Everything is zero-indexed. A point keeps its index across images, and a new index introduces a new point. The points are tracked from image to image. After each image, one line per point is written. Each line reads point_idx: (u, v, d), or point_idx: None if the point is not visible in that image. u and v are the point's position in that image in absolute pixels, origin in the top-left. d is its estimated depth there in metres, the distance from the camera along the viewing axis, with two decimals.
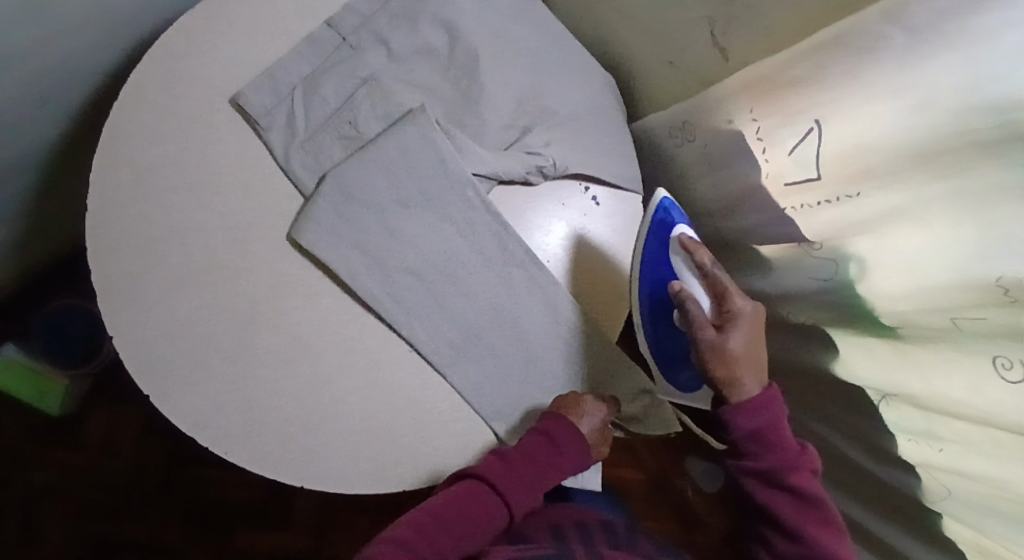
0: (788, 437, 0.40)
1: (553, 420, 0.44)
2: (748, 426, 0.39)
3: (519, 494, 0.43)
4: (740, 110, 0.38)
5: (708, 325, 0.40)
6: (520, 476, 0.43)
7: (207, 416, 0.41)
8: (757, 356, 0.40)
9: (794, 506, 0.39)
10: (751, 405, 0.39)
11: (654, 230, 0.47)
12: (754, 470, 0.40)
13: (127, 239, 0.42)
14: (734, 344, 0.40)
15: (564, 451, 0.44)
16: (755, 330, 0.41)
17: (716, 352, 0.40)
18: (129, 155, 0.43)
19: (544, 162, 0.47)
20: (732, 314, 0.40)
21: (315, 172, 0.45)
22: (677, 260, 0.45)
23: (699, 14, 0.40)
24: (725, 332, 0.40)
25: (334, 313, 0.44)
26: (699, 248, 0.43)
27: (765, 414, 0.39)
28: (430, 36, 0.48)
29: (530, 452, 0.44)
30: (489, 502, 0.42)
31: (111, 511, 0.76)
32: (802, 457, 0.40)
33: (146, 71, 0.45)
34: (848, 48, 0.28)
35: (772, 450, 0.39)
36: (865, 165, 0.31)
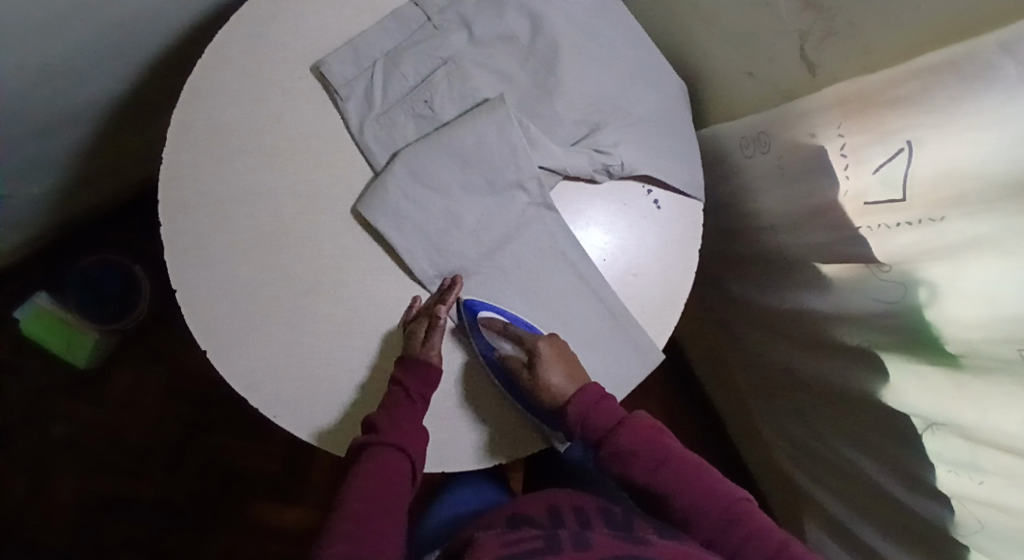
0: (616, 411, 0.46)
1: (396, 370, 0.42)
2: (583, 407, 0.45)
3: (419, 440, 0.42)
4: (828, 126, 0.39)
5: (522, 366, 0.45)
6: (407, 425, 0.41)
7: (259, 378, 0.42)
8: (570, 371, 0.46)
9: (648, 465, 0.45)
10: (574, 398, 0.45)
11: (471, 329, 0.45)
12: (610, 446, 0.45)
13: (196, 194, 0.43)
14: (549, 378, 0.44)
15: (412, 381, 0.41)
16: (560, 350, 0.46)
17: (540, 388, 0.44)
18: (207, 112, 0.44)
19: (614, 161, 0.47)
20: (532, 351, 0.45)
21: (389, 147, 0.45)
22: (490, 338, 0.45)
23: (791, 28, 0.40)
24: (535, 369, 0.44)
25: (393, 290, 0.45)
26: (496, 318, 0.45)
27: (585, 400, 0.45)
28: (514, 24, 0.48)
29: (399, 401, 0.41)
30: (391, 459, 0.41)
31: (123, 467, 0.76)
32: (631, 422, 0.46)
33: (231, 31, 0.45)
34: (961, 74, 0.29)
35: (604, 425, 0.46)
36: (958, 192, 0.31)
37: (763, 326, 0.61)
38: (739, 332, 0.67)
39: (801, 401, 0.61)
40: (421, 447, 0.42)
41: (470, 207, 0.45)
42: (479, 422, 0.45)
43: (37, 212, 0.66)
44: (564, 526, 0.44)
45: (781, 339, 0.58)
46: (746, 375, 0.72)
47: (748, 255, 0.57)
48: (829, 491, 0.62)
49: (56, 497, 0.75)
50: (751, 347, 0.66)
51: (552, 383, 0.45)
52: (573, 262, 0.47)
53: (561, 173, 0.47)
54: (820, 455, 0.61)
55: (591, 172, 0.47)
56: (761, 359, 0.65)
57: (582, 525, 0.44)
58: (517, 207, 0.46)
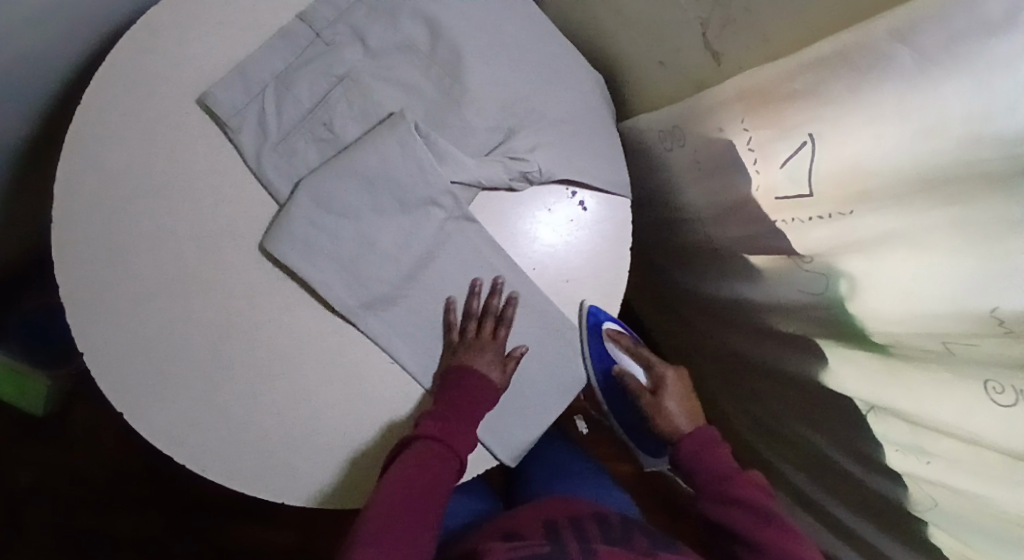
0: (728, 460, 0.49)
1: (456, 376, 0.44)
2: (693, 451, 0.50)
3: (469, 444, 0.43)
4: (733, 120, 0.37)
5: (646, 391, 0.54)
6: (458, 427, 0.42)
7: (182, 432, 0.41)
8: (688, 407, 0.54)
9: (749, 518, 0.45)
10: (688, 437, 0.51)
11: (590, 333, 0.48)
12: (716, 491, 0.47)
13: (93, 249, 0.41)
14: (667, 404, 0.53)
15: (480, 391, 0.44)
16: (681, 384, 0.55)
17: (659, 412, 0.53)
18: (93, 161, 0.41)
19: (531, 166, 0.45)
20: (660, 382, 0.55)
21: (291, 177, 0.43)
22: (606, 347, 0.51)
23: (691, 16, 0.38)
24: (659, 395, 0.54)
25: (311, 324, 0.43)
26: (622, 336, 0.52)
27: (695, 442, 0.50)
28: (411, 32, 0.46)
29: (460, 402, 0.43)
30: (439, 456, 0.41)
31: (99, 508, 0.76)
32: (744, 476, 0.48)
33: (108, 70, 0.42)
34: (852, 63, 0.27)
35: (717, 468, 0.48)
36: (863, 186, 0.30)
37: (710, 314, 0.59)
38: (689, 317, 0.66)
39: (755, 383, 0.60)
40: (468, 450, 0.43)
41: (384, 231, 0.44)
42: None
43: None
44: (565, 534, 0.45)
45: (725, 325, 0.57)
46: (703, 359, 0.71)
47: (684, 246, 0.55)
48: (791, 466, 0.62)
49: (32, 541, 0.74)
50: (701, 331, 0.65)
51: (669, 408, 0.53)
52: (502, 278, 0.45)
53: (478, 184, 0.45)
54: (780, 433, 0.61)
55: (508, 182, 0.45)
56: (714, 344, 0.64)
57: (582, 534, 0.45)
58: (433, 224, 0.44)
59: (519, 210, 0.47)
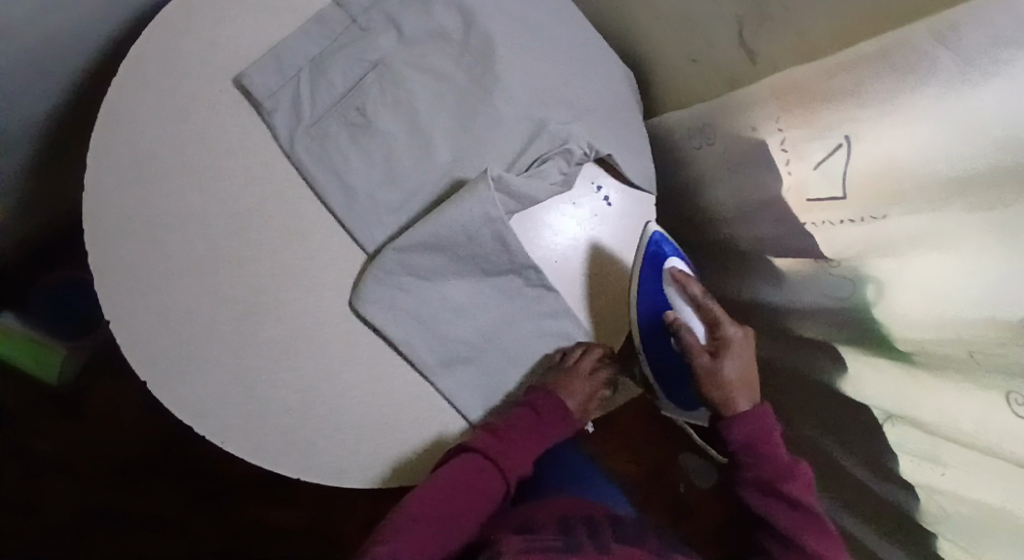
0: (782, 449, 0.44)
1: (545, 396, 0.46)
2: (748, 437, 0.44)
3: (518, 470, 0.46)
4: (768, 119, 0.37)
5: (704, 352, 0.46)
6: (518, 452, 0.45)
7: (209, 406, 0.41)
8: (746, 377, 0.46)
9: (791, 514, 0.43)
10: (743, 417, 0.45)
11: (646, 260, 0.48)
12: (759, 479, 0.44)
13: (125, 221, 0.41)
14: (725, 370, 0.45)
15: (553, 419, 0.46)
16: (747, 352, 0.47)
17: (711, 376, 0.45)
18: (129, 134, 0.42)
19: (574, 155, 0.46)
20: (722, 342, 0.46)
21: (322, 159, 0.44)
22: (670, 294, 0.48)
23: (728, 15, 0.38)
24: (717, 357, 0.46)
25: (334, 305, 0.44)
26: (687, 280, 0.48)
27: (750, 425, 0.44)
28: (446, 21, 0.47)
29: (531, 425, 0.46)
30: (486, 474, 0.44)
31: (112, 481, 0.77)
32: (799, 470, 0.44)
33: (146, 47, 0.43)
34: (892, 65, 0.27)
35: (769, 457, 0.44)
36: (897, 189, 0.30)
37: None
38: None
39: (769, 387, 0.60)
40: (515, 476, 0.46)
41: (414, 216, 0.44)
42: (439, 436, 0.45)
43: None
44: (576, 529, 0.45)
45: None
46: None
47: (707, 245, 0.55)
48: None
49: (46, 514, 0.75)
50: None
51: (727, 375, 0.45)
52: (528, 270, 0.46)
53: (528, 204, 0.46)
54: (791, 439, 0.61)
55: (551, 187, 0.46)
56: None
57: (595, 531, 0.45)
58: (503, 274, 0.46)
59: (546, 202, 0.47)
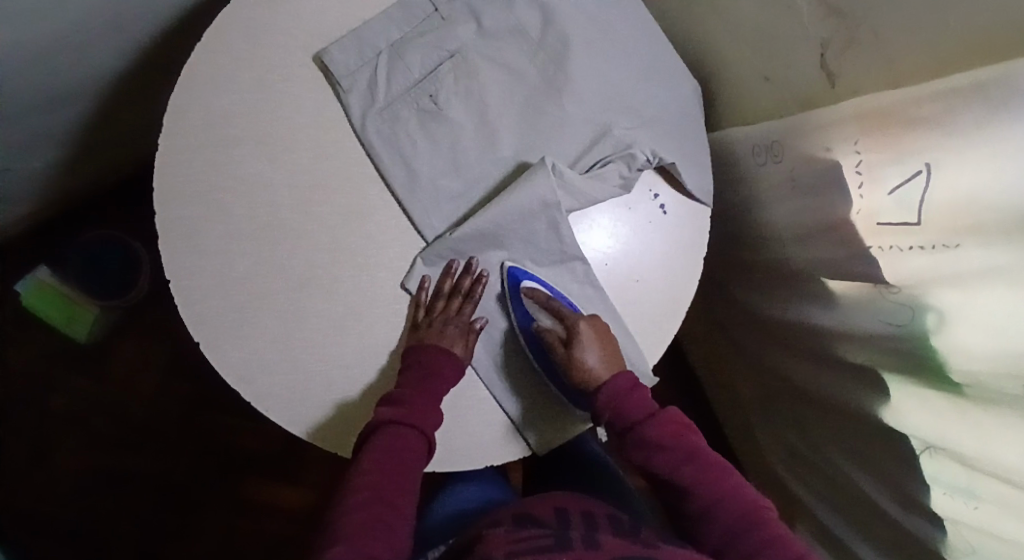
0: (645, 402, 0.47)
1: (424, 352, 0.42)
2: (615, 393, 0.46)
3: (433, 419, 0.42)
4: (844, 140, 0.38)
5: (558, 343, 0.45)
6: (422, 402, 0.41)
7: (251, 370, 0.41)
8: (609, 357, 0.46)
9: (675, 462, 0.45)
10: (609, 382, 0.46)
11: (511, 297, 0.46)
12: (638, 435, 0.46)
13: (191, 182, 0.42)
14: (586, 358, 0.45)
15: (441, 366, 0.42)
16: (602, 334, 0.46)
17: (574, 366, 0.45)
18: (205, 98, 0.43)
19: (636, 159, 0.47)
20: (573, 331, 0.45)
21: (390, 141, 0.44)
22: (531, 311, 0.46)
23: (811, 36, 0.39)
24: (572, 348, 0.45)
25: (387, 286, 0.44)
26: (540, 291, 0.45)
27: (618, 387, 0.46)
28: (524, 18, 0.49)
29: (419, 380, 0.42)
30: (402, 438, 0.41)
31: (125, 442, 0.77)
32: (660, 416, 0.47)
33: (231, 16, 0.44)
34: (987, 99, 0.27)
35: (635, 414, 0.46)
36: (976, 220, 0.30)
37: (766, 335, 0.60)
38: (740, 337, 0.67)
39: (799, 411, 0.60)
40: (436, 427, 0.42)
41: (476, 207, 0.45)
42: (472, 424, 0.45)
43: (51, 185, 0.67)
44: (572, 526, 0.45)
45: (781, 347, 0.58)
46: (745, 380, 0.71)
47: (756, 264, 0.56)
48: (820, 498, 0.62)
49: (57, 469, 0.76)
50: (751, 352, 0.66)
51: (588, 363, 0.45)
52: (580, 277, 0.47)
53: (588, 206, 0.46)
54: (815, 465, 0.61)
55: (612, 189, 0.46)
56: (761, 366, 0.65)
57: (589, 527, 0.45)
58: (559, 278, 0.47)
59: (603, 205, 0.48)
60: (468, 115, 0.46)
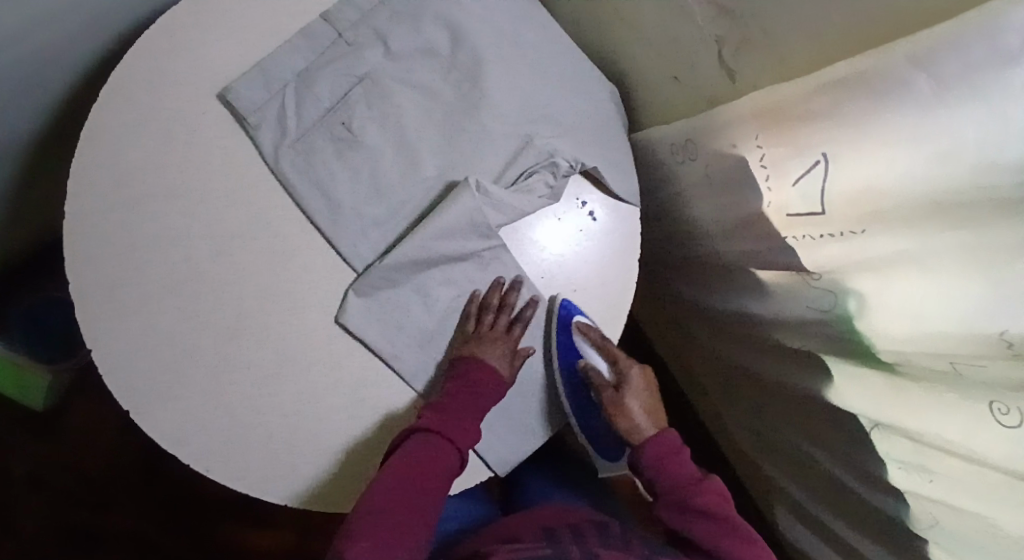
0: (691, 468, 0.49)
1: (470, 364, 0.45)
2: (654, 457, 0.49)
3: (469, 434, 0.44)
4: (745, 137, 0.38)
5: (609, 387, 0.50)
6: (463, 418, 0.44)
7: (187, 431, 0.41)
8: (651, 410, 0.52)
9: (707, 526, 0.45)
10: (652, 440, 0.49)
11: (561, 327, 0.47)
12: (676, 500, 0.47)
13: (103, 247, 0.41)
14: (630, 404, 0.51)
15: (487, 384, 0.45)
16: (643, 385, 0.52)
17: (616, 409, 0.50)
18: (110, 159, 0.42)
19: (559, 168, 0.47)
20: (623, 375, 0.51)
21: (308, 174, 0.44)
22: (579, 344, 0.48)
23: (707, 33, 0.39)
24: (621, 391, 0.51)
25: (318, 327, 0.43)
26: (593, 329, 0.47)
27: (661, 446, 0.49)
28: (433, 35, 0.48)
29: (465, 394, 0.44)
30: (437, 448, 0.42)
31: (95, 505, 0.76)
32: (706, 485, 0.47)
33: (124, 69, 0.43)
34: (871, 88, 0.27)
35: (677, 480, 0.48)
36: (876, 208, 0.30)
37: (711, 325, 0.61)
38: (690, 327, 0.67)
39: (757, 396, 0.60)
40: (469, 444, 0.45)
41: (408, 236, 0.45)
42: None
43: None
44: (563, 540, 0.45)
45: (726, 336, 0.58)
46: (704, 369, 0.71)
47: (692, 259, 0.56)
48: (790, 478, 0.63)
49: (30, 544, 0.74)
50: (702, 342, 0.66)
51: (631, 408, 0.51)
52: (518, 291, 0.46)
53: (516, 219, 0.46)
54: (779, 447, 0.61)
55: (539, 200, 0.46)
56: (715, 356, 0.65)
57: (581, 539, 0.45)
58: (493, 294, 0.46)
59: (531, 219, 0.47)
60: (387, 141, 0.45)
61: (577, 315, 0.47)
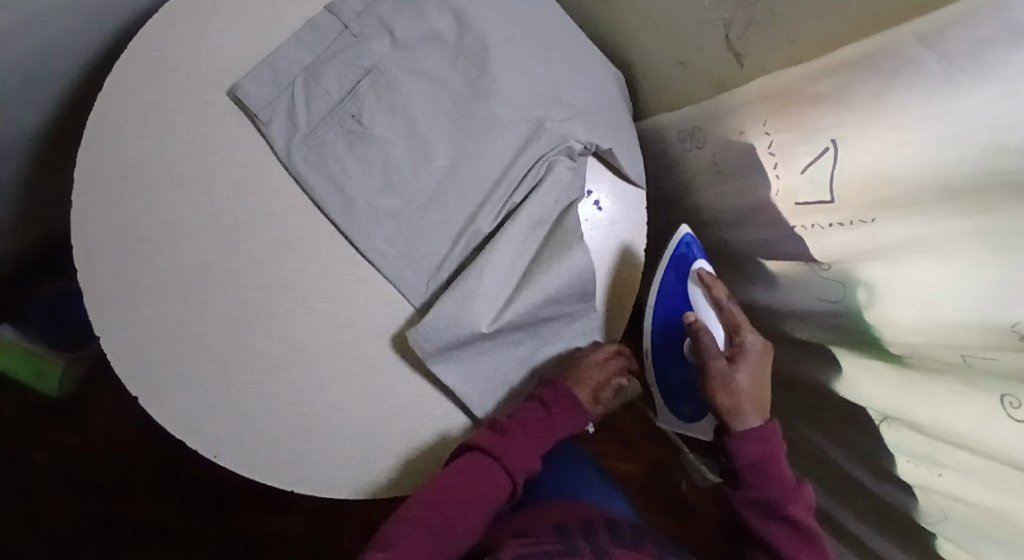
0: (788, 473, 0.42)
1: (551, 391, 0.45)
2: (750, 456, 0.42)
3: (524, 464, 0.45)
4: (754, 122, 0.37)
5: (719, 356, 0.44)
6: (521, 445, 0.44)
7: (195, 417, 0.40)
8: (760, 393, 0.44)
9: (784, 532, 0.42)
10: (753, 439, 0.42)
11: (671, 262, 0.50)
12: (755, 498, 0.42)
13: (110, 237, 0.41)
14: (739, 380, 0.43)
15: (561, 416, 0.45)
16: (762, 366, 0.44)
17: (724, 384, 0.43)
18: (116, 150, 0.42)
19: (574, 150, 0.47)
20: (739, 349, 0.44)
21: (319, 167, 0.44)
22: (693, 291, 0.48)
23: (714, 17, 0.38)
24: (733, 365, 0.44)
25: (323, 317, 0.43)
26: (718, 283, 0.46)
27: (762, 446, 0.42)
28: (438, 23, 0.48)
29: (536, 419, 0.45)
30: (491, 474, 0.43)
31: (112, 491, 0.77)
32: (800, 495, 0.42)
33: (130, 61, 0.43)
34: (879, 69, 0.27)
35: (771, 483, 0.42)
36: (886, 193, 0.29)
37: None
38: None
39: None
40: (521, 475, 0.45)
41: (421, 230, 0.45)
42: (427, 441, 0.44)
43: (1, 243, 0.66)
44: (576, 537, 0.45)
45: None
46: None
47: (701, 249, 0.56)
48: (799, 471, 0.61)
49: (49, 528, 0.75)
50: None
51: (738, 384, 0.43)
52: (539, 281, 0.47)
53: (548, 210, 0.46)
54: (788, 438, 0.60)
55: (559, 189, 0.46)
56: None
57: (592, 537, 0.45)
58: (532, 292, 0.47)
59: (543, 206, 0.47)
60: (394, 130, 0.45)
61: (696, 260, 0.49)
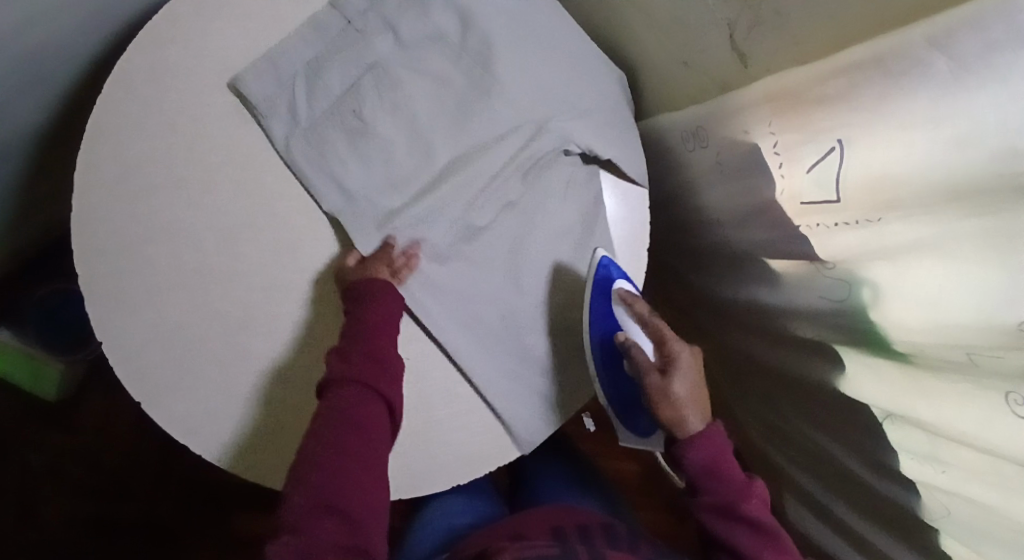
0: (738, 472, 0.42)
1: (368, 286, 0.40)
2: (702, 461, 0.42)
3: (393, 386, 0.39)
4: (760, 123, 0.37)
5: (653, 369, 0.43)
6: (374, 363, 0.39)
7: (197, 421, 0.40)
8: (699, 398, 0.43)
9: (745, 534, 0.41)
10: (702, 444, 0.42)
11: (597, 286, 0.46)
12: (713, 503, 0.42)
13: (110, 239, 0.41)
14: (679, 390, 0.42)
15: (381, 328, 0.40)
16: (695, 369, 0.44)
17: (665, 397, 0.42)
18: (116, 151, 0.42)
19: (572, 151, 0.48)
20: (672, 357, 0.43)
21: (318, 162, 0.43)
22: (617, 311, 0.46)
23: (719, 17, 0.38)
24: (669, 375, 0.42)
25: (326, 319, 0.43)
26: (638, 300, 0.46)
27: (710, 447, 0.42)
28: (441, 22, 0.47)
29: (359, 336, 0.39)
30: (363, 402, 0.38)
31: (110, 492, 0.77)
32: (752, 491, 0.42)
33: (131, 61, 0.43)
34: (887, 70, 0.27)
35: (723, 484, 0.42)
36: (892, 194, 0.29)
37: (720, 315, 0.60)
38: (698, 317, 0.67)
39: (767, 387, 0.60)
40: (399, 400, 0.40)
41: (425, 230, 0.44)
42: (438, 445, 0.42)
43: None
44: (573, 540, 0.45)
45: (736, 324, 0.58)
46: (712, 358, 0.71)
47: (703, 248, 0.56)
48: (801, 468, 0.62)
49: (43, 531, 0.74)
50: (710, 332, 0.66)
51: (679, 394, 0.42)
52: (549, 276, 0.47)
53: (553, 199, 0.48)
54: (789, 437, 0.61)
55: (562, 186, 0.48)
56: (724, 344, 0.64)
57: (589, 541, 0.45)
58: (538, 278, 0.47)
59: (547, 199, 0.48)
60: (396, 128, 0.45)
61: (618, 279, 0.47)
